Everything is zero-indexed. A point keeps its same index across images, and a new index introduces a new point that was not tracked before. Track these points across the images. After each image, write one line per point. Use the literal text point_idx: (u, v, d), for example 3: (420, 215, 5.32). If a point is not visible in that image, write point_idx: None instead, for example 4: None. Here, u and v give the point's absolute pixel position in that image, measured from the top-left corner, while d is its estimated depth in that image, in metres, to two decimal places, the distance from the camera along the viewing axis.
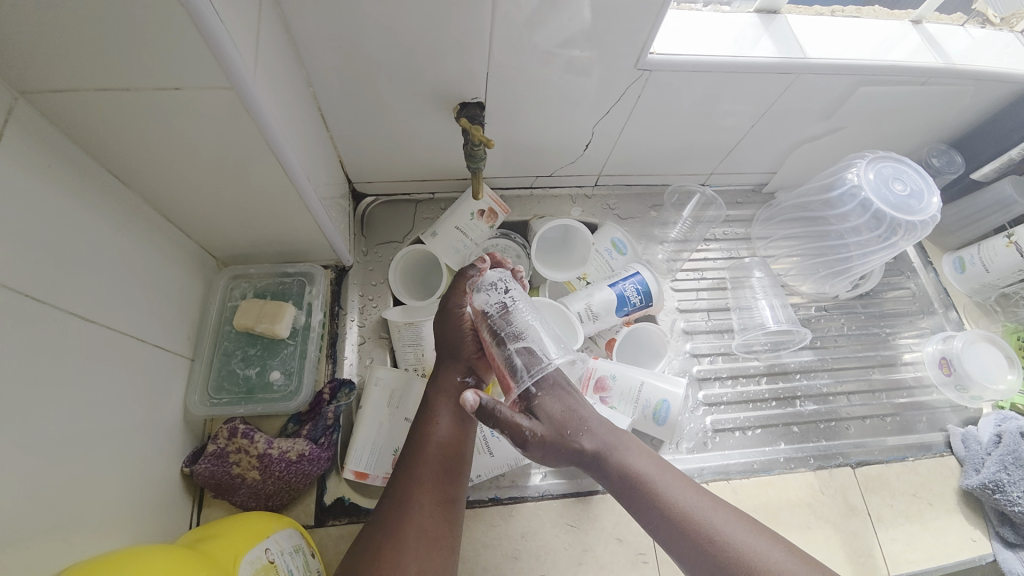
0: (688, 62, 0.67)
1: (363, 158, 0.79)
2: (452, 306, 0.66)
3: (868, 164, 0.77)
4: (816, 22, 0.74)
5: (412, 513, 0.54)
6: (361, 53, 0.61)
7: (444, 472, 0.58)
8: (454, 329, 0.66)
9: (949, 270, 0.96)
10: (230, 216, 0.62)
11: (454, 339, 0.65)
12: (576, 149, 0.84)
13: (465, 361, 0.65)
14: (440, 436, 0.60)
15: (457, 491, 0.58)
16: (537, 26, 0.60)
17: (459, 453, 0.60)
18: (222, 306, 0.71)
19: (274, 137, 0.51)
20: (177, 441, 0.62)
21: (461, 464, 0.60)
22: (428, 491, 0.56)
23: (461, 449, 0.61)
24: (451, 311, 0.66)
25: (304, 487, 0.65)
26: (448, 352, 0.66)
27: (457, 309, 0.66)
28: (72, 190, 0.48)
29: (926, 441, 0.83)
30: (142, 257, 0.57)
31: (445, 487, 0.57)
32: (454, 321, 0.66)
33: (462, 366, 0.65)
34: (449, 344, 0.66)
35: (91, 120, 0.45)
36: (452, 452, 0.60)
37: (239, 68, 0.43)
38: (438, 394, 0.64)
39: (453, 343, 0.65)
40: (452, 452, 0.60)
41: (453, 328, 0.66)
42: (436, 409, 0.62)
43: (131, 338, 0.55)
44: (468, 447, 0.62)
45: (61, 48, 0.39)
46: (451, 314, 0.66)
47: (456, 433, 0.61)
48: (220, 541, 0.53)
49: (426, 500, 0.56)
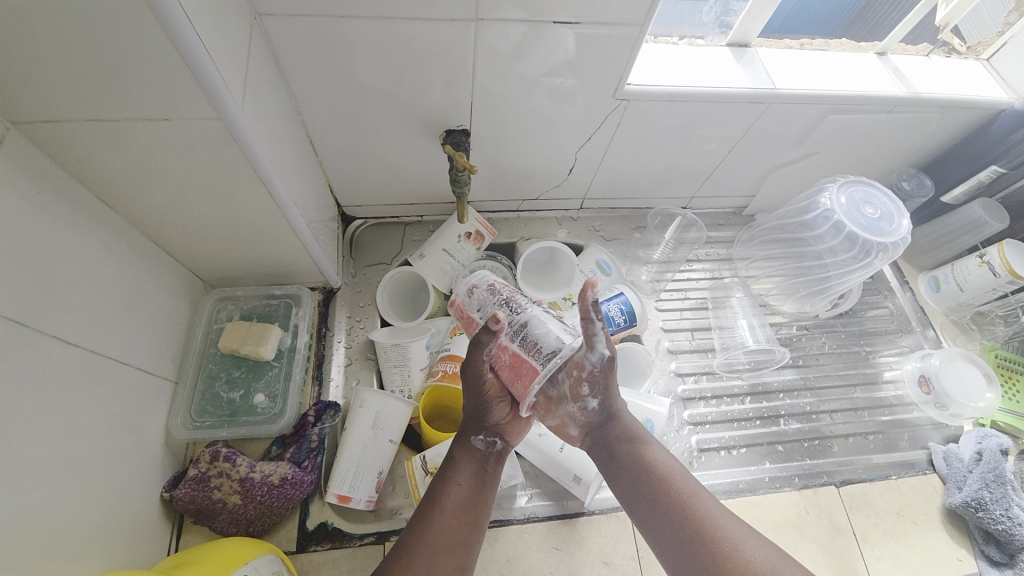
0: (665, 92, 0.70)
1: (352, 183, 0.81)
2: (472, 375, 0.60)
3: (839, 189, 0.80)
4: (786, 54, 0.78)
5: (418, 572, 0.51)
6: (350, 83, 0.63)
7: (460, 533, 0.56)
8: (478, 397, 0.61)
9: (925, 289, 0.98)
10: (218, 239, 0.63)
11: (480, 403, 0.61)
12: (560, 174, 0.86)
13: (491, 423, 0.63)
14: (460, 495, 0.58)
15: (469, 558, 0.55)
16: (521, 57, 0.63)
17: (476, 516, 0.58)
18: (208, 328, 0.71)
19: (262, 167, 0.53)
20: (157, 465, 0.62)
21: (476, 527, 0.57)
22: (437, 551, 0.53)
23: (479, 511, 0.58)
24: (473, 376, 0.60)
25: (287, 512, 0.65)
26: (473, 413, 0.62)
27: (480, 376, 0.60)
28: (61, 216, 0.49)
29: (909, 459, 0.84)
30: (129, 280, 0.58)
31: (458, 551, 0.55)
32: (477, 387, 0.60)
33: (486, 427, 0.63)
34: (475, 406, 0.61)
35: (82, 148, 0.46)
36: (468, 514, 0.57)
37: (227, 102, 0.45)
38: (461, 451, 0.62)
39: (476, 406, 0.61)
40: (467, 512, 0.57)
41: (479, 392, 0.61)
42: (457, 468, 0.61)
43: (115, 360, 0.56)
44: (485, 510, 0.59)
45: (55, 81, 0.40)
46: (473, 380, 0.60)
47: (472, 494, 0.59)
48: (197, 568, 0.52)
49: (434, 561, 0.53)
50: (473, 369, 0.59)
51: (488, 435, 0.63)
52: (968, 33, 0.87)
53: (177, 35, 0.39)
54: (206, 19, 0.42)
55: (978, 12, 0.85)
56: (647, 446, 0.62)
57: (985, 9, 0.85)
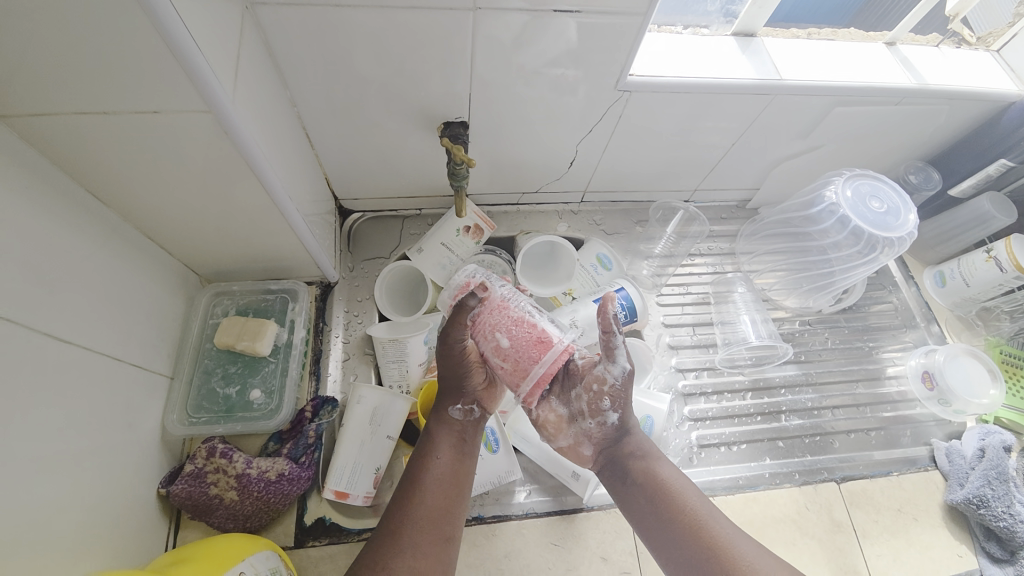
0: (668, 84, 0.68)
1: (349, 176, 0.80)
2: (451, 340, 0.60)
3: (845, 182, 0.79)
4: (793, 44, 0.76)
5: (407, 544, 0.52)
6: (346, 73, 0.62)
7: (443, 504, 0.56)
8: (456, 363, 0.61)
9: (930, 284, 0.97)
10: (212, 233, 0.62)
11: (456, 370, 0.61)
12: (561, 166, 0.85)
13: (468, 392, 0.62)
14: (441, 466, 0.58)
15: (454, 527, 0.56)
16: (522, 46, 0.61)
17: (459, 486, 0.58)
18: (204, 323, 0.71)
19: (255, 160, 0.52)
20: (155, 460, 0.61)
21: (460, 497, 0.58)
22: (422, 523, 0.54)
23: (462, 480, 0.58)
24: (450, 345, 0.60)
25: (284, 507, 0.64)
26: (450, 383, 0.62)
27: (459, 342, 0.60)
28: (51, 210, 0.48)
29: (911, 455, 0.83)
30: (123, 275, 0.57)
31: (444, 521, 0.55)
32: (456, 354, 0.60)
33: (463, 396, 0.62)
34: (454, 373, 0.61)
35: (70, 142, 0.45)
36: (450, 485, 0.57)
37: (218, 93, 0.44)
38: (439, 425, 0.62)
39: (453, 374, 0.61)
40: (450, 483, 0.58)
41: (451, 361, 0.61)
42: (436, 441, 0.60)
43: (109, 357, 0.55)
44: (468, 477, 0.60)
45: (40, 72, 0.39)
46: (451, 346, 0.60)
47: (454, 464, 0.59)
48: (193, 566, 0.52)
49: (420, 532, 0.53)
50: (454, 335, 0.59)
51: (466, 404, 0.62)
52: (977, 22, 0.85)
53: (164, 25, 0.38)
54: (193, 7, 0.41)
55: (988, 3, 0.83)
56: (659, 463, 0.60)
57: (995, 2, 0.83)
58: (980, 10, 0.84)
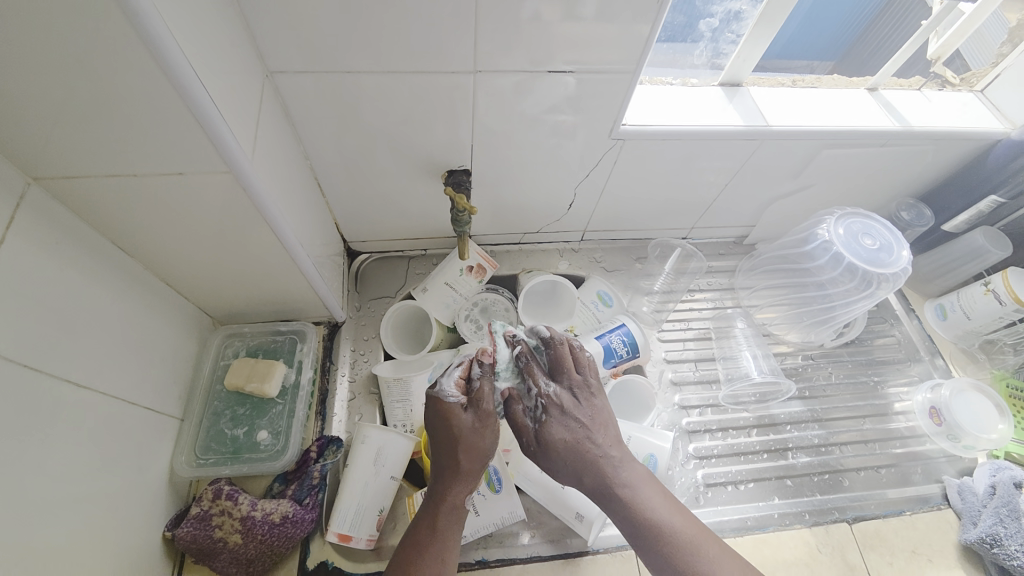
0: (660, 131, 0.72)
1: (357, 219, 0.83)
2: (451, 414, 0.60)
3: (837, 221, 0.81)
4: (777, 92, 0.80)
5: None
6: (357, 128, 0.66)
7: None
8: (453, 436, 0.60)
9: (932, 317, 0.98)
10: (227, 278, 0.65)
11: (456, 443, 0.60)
12: (561, 208, 0.88)
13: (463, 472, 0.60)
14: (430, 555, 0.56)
15: None
16: (522, 97, 0.66)
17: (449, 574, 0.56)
18: (215, 364, 0.72)
19: (268, 212, 0.55)
20: (160, 503, 0.62)
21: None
22: None
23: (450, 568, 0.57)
24: (450, 414, 0.60)
25: (288, 551, 0.63)
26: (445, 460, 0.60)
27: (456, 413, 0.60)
28: (77, 262, 0.51)
29: (924, 493, 0.81)
30: (140, 320, 0.60)
31: None
32: (455, 429, 0.60)
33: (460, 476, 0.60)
34: (450, 450, 0.60)
35: (99, 199, 0.49)
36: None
37: (237, 155, 0.48)
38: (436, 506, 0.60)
39: (446, 446, 0.60)
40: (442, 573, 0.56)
41: (452, 432, 0.60)
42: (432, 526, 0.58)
43: (122, 401, 0.57)
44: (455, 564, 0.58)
45: (75, 139, 0.43)
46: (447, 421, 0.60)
47: (440, 565, 0.56)
48: None
49: None
50: (450, 412, 0.60)
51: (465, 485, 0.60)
52: (974, 58, 0.88)
53: (192, 99, 0.42)
54: (215, 79, 0.45)
55: (981, 37, 0.86)
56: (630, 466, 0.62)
57: (986, 31, 0.85)
58: (973, 44, 0.87)
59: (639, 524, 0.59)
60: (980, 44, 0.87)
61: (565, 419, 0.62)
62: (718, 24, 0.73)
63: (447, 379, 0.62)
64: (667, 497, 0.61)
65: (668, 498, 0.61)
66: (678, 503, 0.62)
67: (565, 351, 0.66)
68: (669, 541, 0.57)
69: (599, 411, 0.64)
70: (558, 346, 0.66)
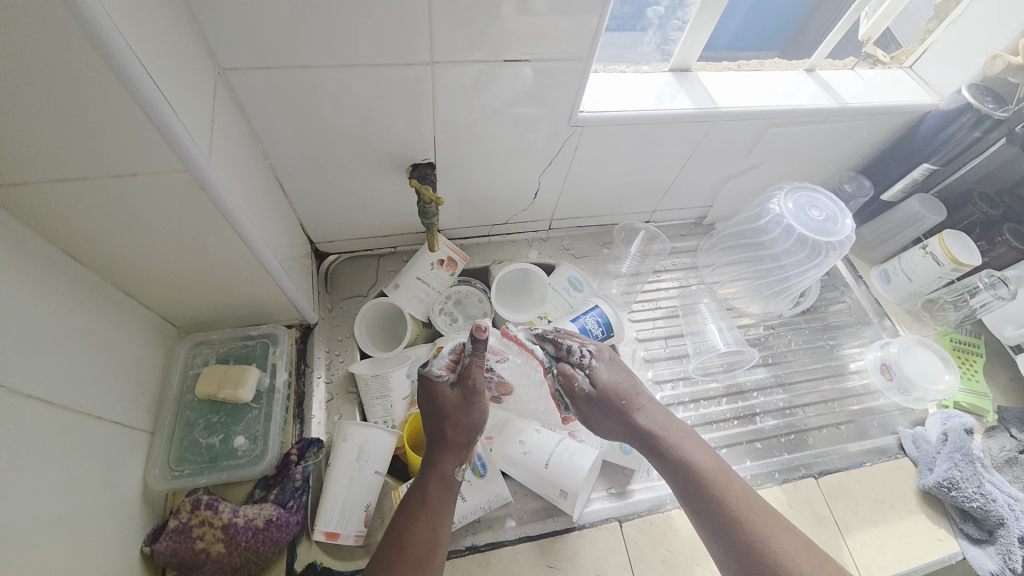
0: (616, 117, 0.75)
1: (323, 218, 0.82)
2: (436, 388, 0.63)
3: (786, 195, 0.86)
4: (723, 76, 0.85)
5: None
6: (317, 124, 0.66)
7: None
8: (439, 412, 0.63)
9: (878, 282, 1.05)
10: (192, 284, 0.64)
11: (443, 420, 0.62)
12: (527, 198, 0.90)
13: (458, 448, 0.62)
14: (423, 531, 0.57)
15: None
16: (481, 89, 0.67)
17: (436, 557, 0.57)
18: (184, 374, 0.70)
19: (230, 211, 0.54)
20: (136, 518, 0.59)
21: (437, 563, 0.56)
22: None
23: (439, 546, 0.57)
24: (435, 387, 0.64)
25: (273, 555, 0.62)
26: (438, 439, 0.62)
27: (438, 386, 0.63)
28: (31, 272, 0.49)
29: (881, 445, 0.87)
30: (100, 331, 0.58)
31: None
32: (440, 404, 0.63)
33: (458, 453, 0.62)
34: (439, 425, 0.62)
35: (49, 206, 0.47)
36: (431, 550, 0.57)
37: (194, 154, 0.47)
38: (431, 483, 0.60)
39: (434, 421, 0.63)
40: (431, 552, 0.56)
41: (436, 405, 0.63)
42: (425, 501, 0.59)
43: (88, 416, 0.55)
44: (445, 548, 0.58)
45: (22, 142, 0.41)
46: (433, 396, 0.63)
47: (431, 538, 0.57)
48: None
49: None
50: (435, 388, 0.63)
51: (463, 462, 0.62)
52: (902, 35, 0.95)
53: (143, 96, 0.41)
54: (166, 76, 0.44)
55: (908, 14, 0.93)
56: (698, 452, 0.66)
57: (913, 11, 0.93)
58: (901, 22, 0.94)
59: (699, 491, 0.63)
60: (910, 25, 0.94)
61: (604, 389, 0.66)
62: (664, 12, 0.77)
63: (438, 360, 0.65)
64: (699, 442, 0.67)
65: (740, 482, 0.64)
66: (711, 451, 0.67)
67: (571, 334, 0.69)
68: (744, 525, 0.60)
69: (625, 376, 0.69)
70: (566, 331, 0.69)
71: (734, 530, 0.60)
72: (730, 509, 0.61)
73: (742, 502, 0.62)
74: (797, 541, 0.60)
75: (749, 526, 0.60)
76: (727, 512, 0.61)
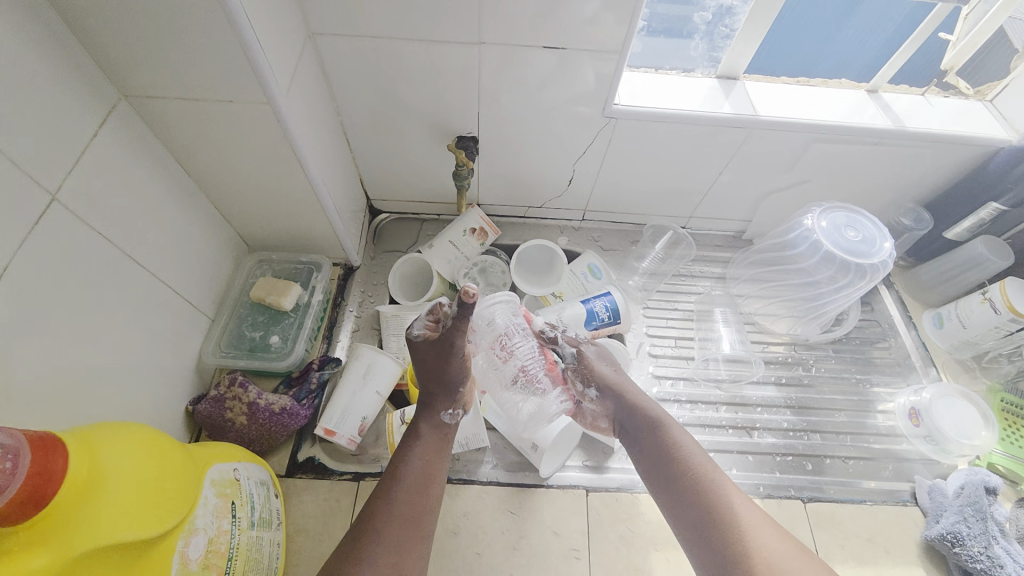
0: (650, 113, 0.79)
1: (379, 176, 0.95)
2: (414, 344, 0.64)
3: (821, 213, 0.84)
4: (772, 87, 0.85)
5: (379, 542, 0.55)
6: (381, 89, 0.77)
7: (416, 504, 0.60)
8: (424, 366, 0.66)
9: (929, 326, 0.97)
10: (262, 207, 0.78)
11: (431, 372, 0.66)
12: (561, 184, 0.96)
13: (452, 396, 0.68)
14: (418, 465, 0.63)
15: (428, 524, 0.60)
16: (524, 72, 0.74)
17: (432, 489, 0.62)
18: (245, 280, 0.85)
19: (297, 146, 0.66)
20: (187, 383, 0.74)
21: (433, 496, 0.62)
22: (397, 520, 0.57)
23: (435, 482, 0.63)
24: (413, 343, 0.64)
25: (283, 439, 0.74)
26: (430, 389, 0.67)
27: (416, 343, 0.63)
28: (150, 169, 0.64)
29: (890, 488, 0.82)
30: (190, 229, 0.73)
31: (421, 516, 0.59)
32: (424, 359, 0.65)
33: (453, 401, 0.68)
34: (427, 377, 0.66)
35: (169, 118, 0.61)
36: (426, 484, 0.62)
37: (274, 92, 0.59)
38: (427, 426, 0.67)
39: (423, 373, 0.67)
40: (426, 485, 0.62)
41: (420, 360, 0.66)
42: (420, 442, 0.65)
43: (169, 291, 0.70)
44: (438, 484, 0.63)
45: (157, 63, 0.55)
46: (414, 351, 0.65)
47: (428, 471, 0.63)
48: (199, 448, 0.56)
49: (394, 527, 0.57)
50: (415, 346, 0.64)
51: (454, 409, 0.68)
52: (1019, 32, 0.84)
53: (244, 39, 0.52)
54: (265, 26, 0.56)
55: None
56: (677, 437, 0.65)
57: None
58: None
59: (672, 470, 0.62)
60: None
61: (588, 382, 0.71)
62: (711, 18, 0.80)
63: (413, 322, 0.63)
64: (682, 431, 0.66)
65: (717, 469, 0.62)
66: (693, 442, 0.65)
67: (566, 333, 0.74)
68: (721, 509, 0.57)
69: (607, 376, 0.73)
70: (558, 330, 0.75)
71: (707, 511, 0.58)
72: (704, 492, 0.59)
73: (717, 486, 0.59)
74: (774, 530, 0.55)
75: (728, 513, 0.57)
76: (697, 496, 0.59)
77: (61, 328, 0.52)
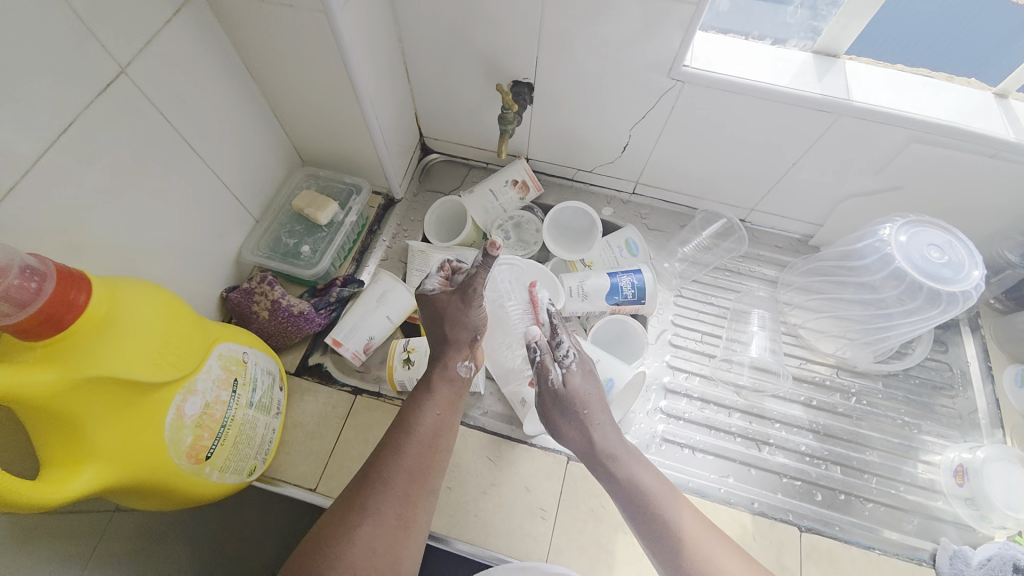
0: (721, 81, 0.72)
1: (433, 114, 0.95)
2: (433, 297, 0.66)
3: (904, 225, 0.73)
4: (878, 71, 0.74)
5: (380, 495, 0.54)
6: (443, 19, 0.76)
7: (423, 460, 0.58)
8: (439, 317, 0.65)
9: (1010, 382, 0.83)
10: (316, 122, 0.81)
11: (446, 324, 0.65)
12: (614, 150, 0.91)
13: (467, 348, 0.65)
14: (431, 418, 0.61)
15: (437, 478, 0.59)
16: (589, 17, 0.69)
17: (442, 443, 0.60)
18: (292, 191, 0.90)
19: (349, 62, 0.68)
20: (226, 272, 0.81)
21: (442, 452, 0.60)
22: (404, 474, 0.56)
23: (445, 437, 0.61)
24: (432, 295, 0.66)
25: (296, 340, 0.80)
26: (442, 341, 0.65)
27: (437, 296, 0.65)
28: (217, 65, 0.68)
29: (907, 542, 0.74)
30: (248, 132, 0.78)
31: (429, 472, 0.58)
32: (441, 312, 0.65)
33: (467, 351, 0.65)
34: (441, 331, 0.65)
35: (238, 17, 0.65)
36: (436, 439, 0.60)
37: (331, 1, 0.60)
38: (440, 379, 0.64)
39: (436, 326, 0.66)
40: (437, 441, 0.60)
41: (436, 313, 0.66)
42: (432, 394, 0.63)
43: (221, 185, 0.75)
44: (449, 439, 0.62)
45: None
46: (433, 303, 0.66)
47: (440, 423, 0.61)
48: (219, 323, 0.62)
49: (401, 482, 0.56)
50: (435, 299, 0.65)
51: (468, 361, 0.66)
52: None
53: None
54: None
55: None
56: (644, 468, 0.62)
57: None
58: None
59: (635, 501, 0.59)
60: None
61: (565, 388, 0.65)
62: None
63: (430, 280, 0.68)
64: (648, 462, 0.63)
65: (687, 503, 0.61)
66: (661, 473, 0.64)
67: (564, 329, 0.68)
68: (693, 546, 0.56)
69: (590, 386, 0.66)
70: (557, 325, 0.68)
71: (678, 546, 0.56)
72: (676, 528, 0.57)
73: (690, 521, 0.58)
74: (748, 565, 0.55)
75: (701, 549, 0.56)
76: (669, 531, 0.57)
77: (118, 192, 0.59)
